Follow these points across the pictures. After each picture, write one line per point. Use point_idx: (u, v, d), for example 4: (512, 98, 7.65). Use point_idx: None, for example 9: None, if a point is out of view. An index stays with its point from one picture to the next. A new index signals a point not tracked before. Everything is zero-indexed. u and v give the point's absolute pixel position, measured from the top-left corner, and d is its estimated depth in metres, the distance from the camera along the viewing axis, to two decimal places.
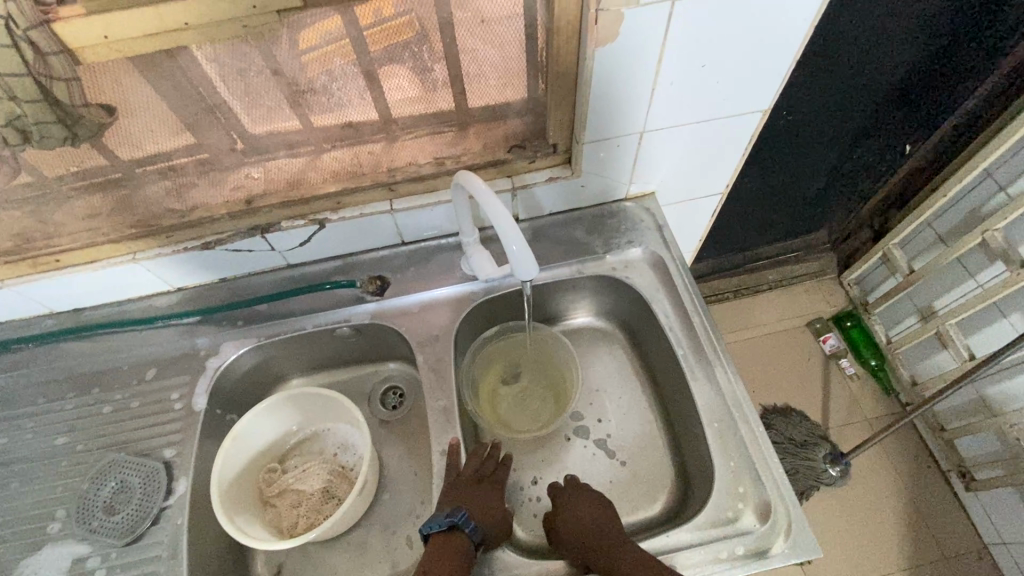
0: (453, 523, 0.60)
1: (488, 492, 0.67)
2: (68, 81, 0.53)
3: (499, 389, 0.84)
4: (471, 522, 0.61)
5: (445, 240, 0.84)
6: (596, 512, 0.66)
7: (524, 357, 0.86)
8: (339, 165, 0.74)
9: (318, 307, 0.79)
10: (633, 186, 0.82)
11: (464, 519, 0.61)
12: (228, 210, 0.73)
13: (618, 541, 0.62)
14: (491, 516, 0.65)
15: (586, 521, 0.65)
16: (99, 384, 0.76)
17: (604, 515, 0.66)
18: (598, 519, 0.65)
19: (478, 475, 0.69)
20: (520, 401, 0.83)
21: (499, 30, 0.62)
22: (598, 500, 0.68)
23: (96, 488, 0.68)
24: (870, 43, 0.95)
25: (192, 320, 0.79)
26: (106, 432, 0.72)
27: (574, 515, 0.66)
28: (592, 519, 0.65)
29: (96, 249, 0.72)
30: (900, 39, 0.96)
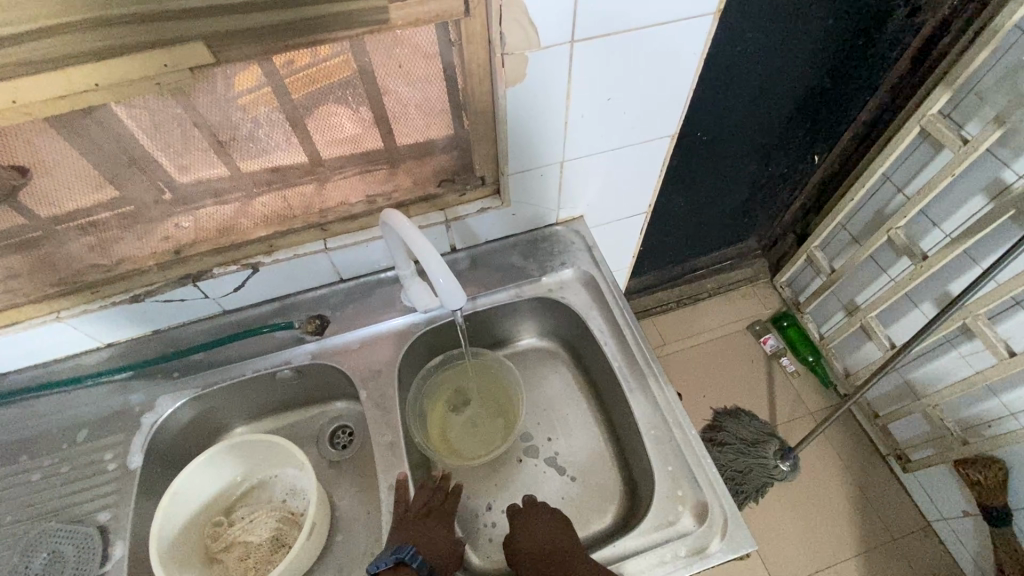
0: (400, 559, 0.60)
1: (436, 524, 0.67)
2: None
3: (449, 418, 0.85)
4: (419, 555, 0.61)
5: (384, 275, 0.86)
6: (549, 530, 0.68)
7: (472, 384, 0.88)
8: (270, 209, 0.75)
9: (257, 351, 0.79)
10: (561, 211, 0.86)
11: (411, 554, 0.61)
12: (156, 261, 0.72)
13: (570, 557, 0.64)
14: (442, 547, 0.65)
15: (539, 541, 0.67)
16: (24, 451, 0.72)
17: (556, 531, 0.67)
18: (552, 537, 0.67)
19: (427, 508, 0.69)
20: (470, 427, 0.84)
21: (416, 74, 0.66)
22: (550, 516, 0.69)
23: (26, 561, 0.65)
24: (768, 66, 1.04)
25: (125, 375, 0.77)
26: (32, 502, 0.69)
27: (527, 536, 0.67)
28: (545, 537, 0.67)
29: (15, 311, 0.70)
30: (794, 63, 1.05)
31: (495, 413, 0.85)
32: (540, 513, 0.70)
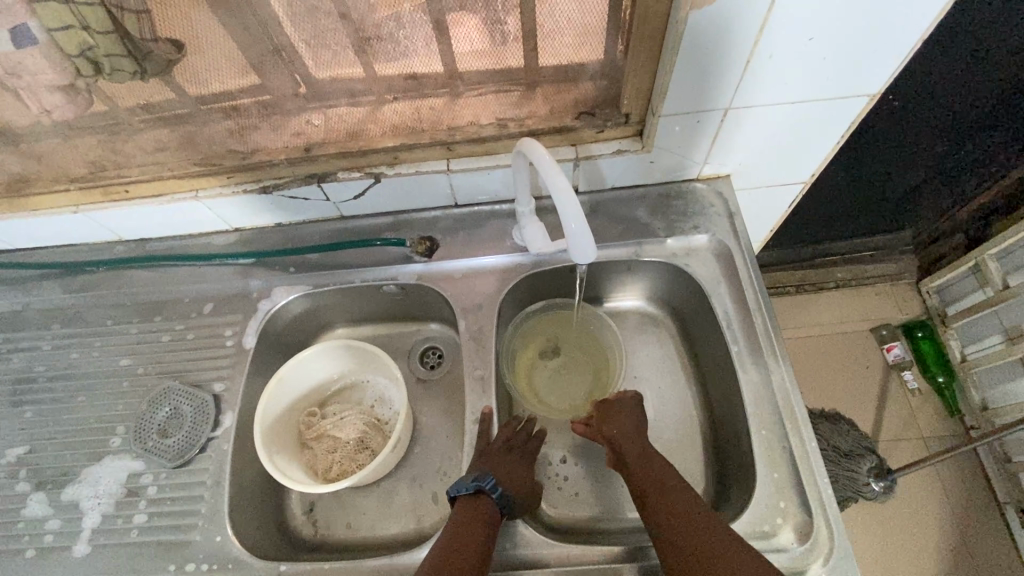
0: (479, 487, 0.61)
1: (515, 458, 0.67)
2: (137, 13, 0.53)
3: (539, 363, 0.82)
4: (498, 487, 0.62)
5: (499, 207, 0.81)
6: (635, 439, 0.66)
7: (568, 334, 0.83)
8: (399, 119, 0.71)
9: (367, 262, 0.79)
10: (707, 166, 0.76)
11: (490, 485, 0.61)
12: (287, 155, 0.72)
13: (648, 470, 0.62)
14: (518, 480, 0.65)
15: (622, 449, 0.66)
16: (160, 312, 0.79)
17: (642, 444, 0.66)
18: (634, 445, 0.65)
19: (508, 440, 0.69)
20: (560, 378, 0.81)
21: None
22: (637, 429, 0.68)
23: (153, 411, 0.72)
24: (1000, 8, 0.87)
25: (247, 261, 0.80)
26: (163, 360, 0.76)
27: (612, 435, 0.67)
28: (628, 445, 0.65)
29: (162, 183, 0.74)
30: None
31: (588, 369, 0.81)
32: (630, 413, 0.69)
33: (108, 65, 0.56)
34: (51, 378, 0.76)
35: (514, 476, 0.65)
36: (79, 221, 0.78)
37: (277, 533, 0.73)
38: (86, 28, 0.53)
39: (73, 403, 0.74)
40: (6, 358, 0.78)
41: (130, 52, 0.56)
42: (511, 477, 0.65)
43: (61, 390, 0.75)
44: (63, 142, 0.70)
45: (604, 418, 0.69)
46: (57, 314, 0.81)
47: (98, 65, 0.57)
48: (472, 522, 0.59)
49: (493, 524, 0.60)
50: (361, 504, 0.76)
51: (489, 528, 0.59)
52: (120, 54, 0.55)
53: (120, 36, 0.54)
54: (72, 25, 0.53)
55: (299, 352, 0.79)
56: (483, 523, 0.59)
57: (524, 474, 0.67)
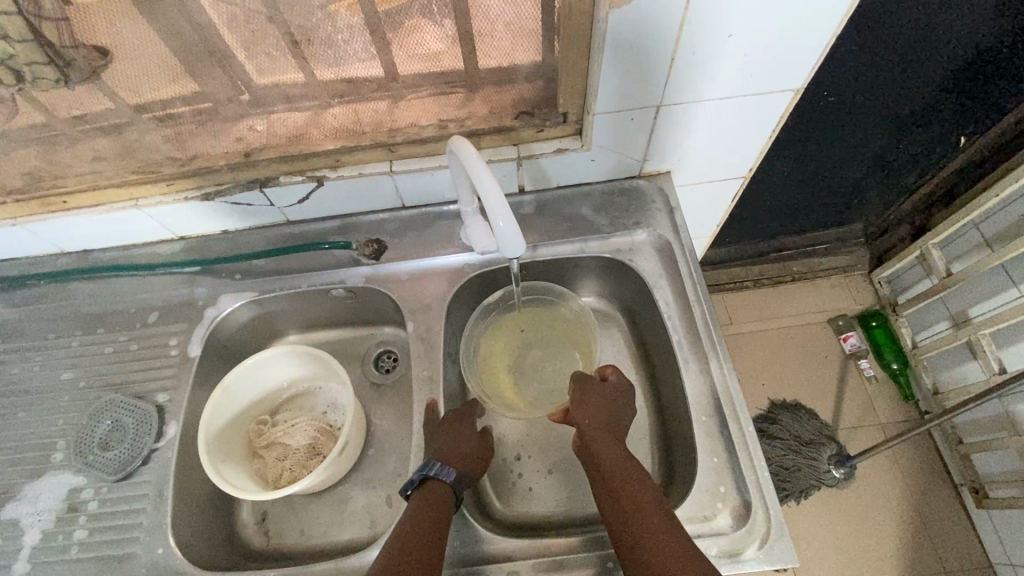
0: (426, 475, 0.61)
1: (460, 430, 0.67)
2: (57, 21, 0.53)
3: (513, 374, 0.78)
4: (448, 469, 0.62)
5: (446, 208, 0.82)
6: (604, 431, 0.65)
7: (523, 332, 0.81)
8: (340, 122, 0.72)
9: (314, 266, 0.79)
10: (647, 162, 0.77)
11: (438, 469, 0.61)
12: (227, 161, 0.72)
13: (612, 459, 0.62)
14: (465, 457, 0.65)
15: (590, 441, 0.64)
16: (103, 324, 0.78)
17: (609, 437, 0.65)
18: (600, 436, 0.65)
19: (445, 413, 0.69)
20: (540, 374, 0.78)
21: None
22: (607, 420, 0.67)
23: (94, 424, 0.70)
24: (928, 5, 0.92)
25: (192, 270, 0.80)
26: (105, 372, 0.74)
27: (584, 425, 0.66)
28: (593, 436, 0.64)
29: (99, 192, 0.73)
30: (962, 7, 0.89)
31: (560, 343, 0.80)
32: (604, 399, 0.68)
33: (30, 74, 0.57)
34: None
35: (459, 451, 0.65)
36: (15, 233, 0.76)
37: (227, 544, 0.72)
38: (6, 39, 0.53)
39: (11, 420, 0.72)
40: None
41: (53, 61, 0.56)
42: (456, 453, 0.65)
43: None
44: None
45: (580, 407, 0.67)
46: None
47: (20, 74, 0.57)
48: (426, 511, 0.58)
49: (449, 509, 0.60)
50: (313, 510, 0.75)
51: (443, 513, 0.59)
52: (41, 63, 0.56)
53: (42, 47, 0.55)
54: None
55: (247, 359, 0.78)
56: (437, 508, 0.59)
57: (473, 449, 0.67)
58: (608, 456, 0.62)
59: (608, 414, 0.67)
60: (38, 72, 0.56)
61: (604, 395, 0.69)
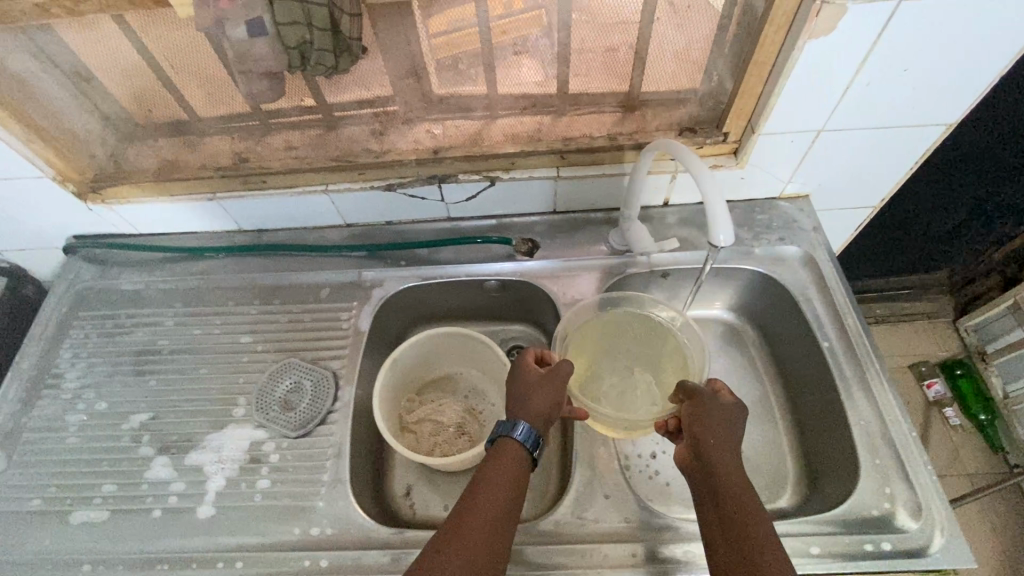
0: (496, 433, 0.63)
1: (534, 377, 0.66)
2: (351, 15, 0.62)
3: (603, 400, 0.75)
4: (517, 425, 0.62)
5: (594, 215, 0.88)
6: (729, 457, 0.59)
7: (605, 355, 0.78)
8: (519, 129, 0.80)
9: (471, 259, 0.86)
10: (790, 184, 0.83)
11: (508, 426, 0.62)
12: (417, 156, 0.80)
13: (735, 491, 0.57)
14: (539, 404, 0.64)
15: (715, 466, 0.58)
16: (278, 296, 0.85)
17: (733, 459, 0.60)
18: (724, 457, 0.59)
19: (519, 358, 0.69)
20: (636, 400, 0.74)
21: (694, 19, 0.68)
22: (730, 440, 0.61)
23: (274, 384, 0.76)
24: None
25: (361, 254, 0.87)
26: (282, 338, 0.81)
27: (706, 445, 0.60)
28: (719, 457, 0.59)
29: (297, 176, 0.81)
30: None
31: (648, 363, 0.78)
32: (727, 418, 0.62)
33: (313, 59, 0.62)
34: (172, 352, 0.81)
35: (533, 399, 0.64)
36: (212, 208, 0.85)
37: (382, 513, 0.75)
38: (309, 25, 0.59)
39: (196, 375, 0.78)
40: (129, 331, 0.83)
41: (334, 49, 0.63)
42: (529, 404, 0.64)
43: (183, 361, 0.80)
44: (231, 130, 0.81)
45: (697, 422, 0.62)
46: (180, 293, 0.86)
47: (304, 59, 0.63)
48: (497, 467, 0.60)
49: (522, 466, 0.60)
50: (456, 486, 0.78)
51: (516, 474, 0.60)
52: (326, 50, 0.62)
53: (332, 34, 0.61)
54: (298, 22, 0.59)
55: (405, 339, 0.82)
56: (507, 469, 0.59)
57: (548, 394, 0.65)
58: (732, 486, 0.57)
59: (730, 436, 0.62)
60: (321, 58, 0.62)
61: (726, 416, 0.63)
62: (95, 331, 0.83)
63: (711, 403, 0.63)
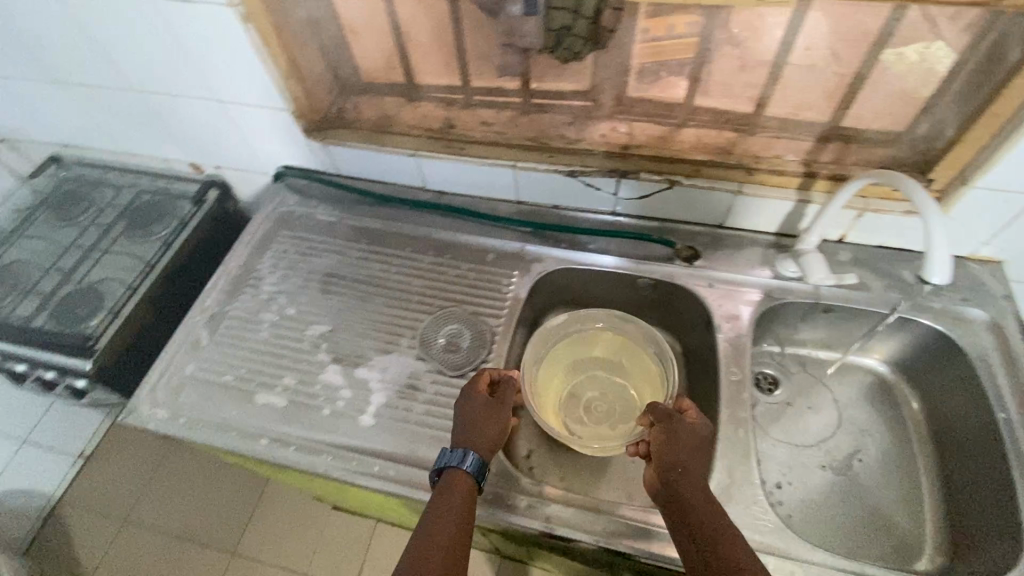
0: (444, 464, 0.64)
1: (480, 409, 0.69)
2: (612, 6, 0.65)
3: (577, 417, 0.85)
4: (467, 454, 0.64)
5: (760, 238, 0.89)
6: (699, 479, 0.62)
7: (583, 377, 0.88)
8: (713, 140, 0.83)
9: (630, 254, 0.90)
10: (987, 246, 0.79)
11: (455, 454, 0.64)
12: (608, 148, 0.85)
13: (707, 514, 0.58)
14: (486, 433, 0.68)
15: (682, 490, 0.61)
16: (449, 252, 0.94)
17: (701, 482, 0.61)
18: (689, 477, 0.62)
19: (463, 393, 0.71)
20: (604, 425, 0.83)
21: (934, 61, 0.68)
22: (699, 462, 0.63)
23: (437, 326, 0.84)
24: None
25: (528, 230, 0.94)
26: (448, 289, 0.89)
27: (675, 470, 0.62)
28: (684, 477, 0.61)
29: (492, 147, 0.89)
30: None
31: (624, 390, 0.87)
32: (697, 441, 0.65)
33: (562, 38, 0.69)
34: (353, 280, 0.92)
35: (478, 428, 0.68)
36: (410, 163, 0.95)
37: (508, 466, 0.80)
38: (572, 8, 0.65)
39: (373, 304, 0.89)
40: (320, 255, 0.95)
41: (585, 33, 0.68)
42: (479, 432, 0.68)
43: (362, 290, 0.90)
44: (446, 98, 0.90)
45: (666, 443, 0.65)
46: (365, 233, 0.97)
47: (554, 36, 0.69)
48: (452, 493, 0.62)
49: (471, 489, 0.63)
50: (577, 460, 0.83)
51: (468, 496, 0.63)
52: (577, 32, 0.68)
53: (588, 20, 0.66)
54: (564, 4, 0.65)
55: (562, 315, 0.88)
56: (457, 495, 0.62)
57: (492, 425, 0.69)
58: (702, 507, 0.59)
59: (699, 459, 0.63)
60: (570, 38, 0.68)
61: (692, 434, 0.65)
62: (292, 248, 0.96)
63: (679, 425, 0.66)
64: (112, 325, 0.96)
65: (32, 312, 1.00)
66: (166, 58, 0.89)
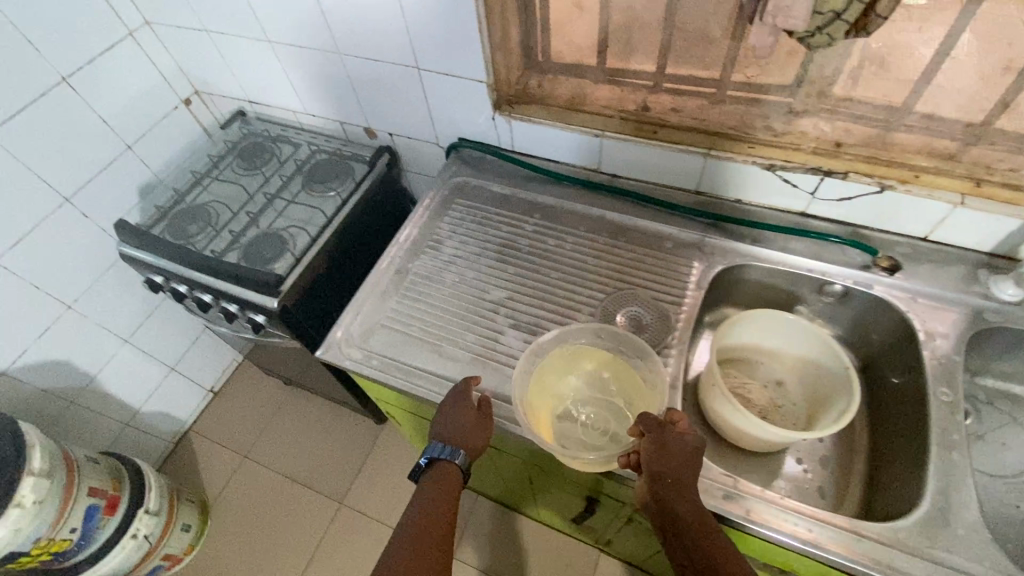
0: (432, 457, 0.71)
1: (472, 415, 0.72)
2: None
3: (572, 437, 0.76)
4: (456, 451, 0.71)
5: (970, 254, 0.83)
6: (688, 491, 0.62)
7: (567, 388, 0.81)
8: (938, 145, 0.78)
9: (820, 256, 0.88)
10: None
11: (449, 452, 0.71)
12: (817, 145, 0.82)
13: (700, 528, 0.59)
14: (471, 437, 0.71)
15: (672, 501, 0.62)
16: (625, 235, 0.94)
17: (691, 496, 0.62)
18: (680, 490, 0.62)
19: (454, 397, 0.74)
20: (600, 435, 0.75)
21: None
22: (690, 477, 0.63)
23: (618, 305, 0.84)
24: None
25: (708, 222, 0.93)
26: (625, 270, 0.89)
27: (665, 483, 0.62)
28: (675, 492, 0.62)
29: (689, 135, 0.88)
30: None
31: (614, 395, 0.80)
32: (687, 454, 0.64)
33: (824, 31, 0.63)
34: (530, 252, 0.93)
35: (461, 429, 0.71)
36: (593, 143, 0.95)
37: None
38: None
39: (549, 276, 0.90)
40: (496, 225, 0.98)
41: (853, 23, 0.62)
42: (461, 433, 0.71)
43: (538, 262, 0.92)
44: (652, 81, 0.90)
45: (657, 457, 0.64)
46: (539, 208, 1.00)
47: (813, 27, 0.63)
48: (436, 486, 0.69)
49: (458, 482, 0.72)
50: (744, 459, 0.84)
51: (456, 485, 0.71)
52: (847, 23, 0.62)
53: (862, 9, 0.61)
54: None
55: (741, 312, 0.85)
56: (445, 484, 0.70)
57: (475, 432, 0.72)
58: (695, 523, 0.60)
59: (690, 472, 0.63)
60: (834, 29, 0.62)
61: (682, 446, 0.64)
62: (470, 216, 1.00)
63: (668, 439, 0.64)
64: (295, 270, 1.02)
65: (224, 248, 1.08)
66: (383, 23, 0.93)
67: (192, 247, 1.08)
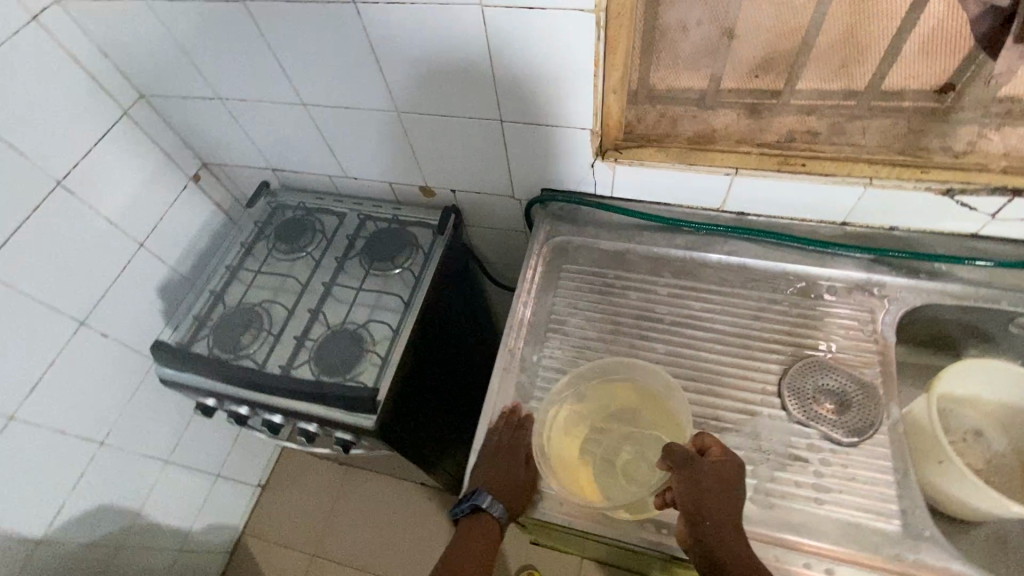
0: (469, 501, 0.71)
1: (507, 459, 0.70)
2: None
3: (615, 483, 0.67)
4: (491, 500, 0.68)
5: None
6: (731, 532, 0.57)
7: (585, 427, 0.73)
8: None
9: (1008, 284, 0.78)
10: None
11: (488, 504, 0.68)
12: (1009, 162, 0.71)
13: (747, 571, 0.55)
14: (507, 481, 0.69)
15: (713, 545, 0.56)
16: (779, 287, 0.82)
17: (737, 535, 0.57)
18: (723, 532, 0.57)
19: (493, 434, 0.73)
20: (641, 467, 0.68)
21: None
22: (732, 514, 0.58)
23: (806, 378, 0.73)
24: None
25: (866, 257, 0.82)
26: (795, 332, 0.78)
27: (703, 523, 0.57)
28: (716, 534, 0.57)
29: (850, 165, 0.75)
30: None
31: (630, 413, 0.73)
32: (724, 488, 0.59)
33: None
34: (674, 322, 0.80)
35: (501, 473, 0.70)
36: (721, 183, 0.81)
37: None
38: None
39: (708, 350, 0.77)
40: (622, 293, 0.84)
41: None
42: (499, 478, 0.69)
43: (688, 334, 0.79)
44: (803, 106, 0.75)
45: (692, 497, 0.58)
46: (666, 264, 0.86)
47: None
48: (473, 533, 0.70)
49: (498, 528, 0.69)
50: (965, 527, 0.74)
51: (493, 532, 0.70)
52: None
53: None
54: None
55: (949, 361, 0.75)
56: (485, 535, 0.70)
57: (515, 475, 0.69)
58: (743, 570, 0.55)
59: (731, 508, 0.58)
60: None
61: (717, 480, 0.59)
62: (587, 286, 0.85)
63: (699, 473, 0.59)
64: (388, 377, 0.86)
65: (292, 358, 0.91)
66: (466, 77, 0.78)
67: (254, 361, 0.92)
